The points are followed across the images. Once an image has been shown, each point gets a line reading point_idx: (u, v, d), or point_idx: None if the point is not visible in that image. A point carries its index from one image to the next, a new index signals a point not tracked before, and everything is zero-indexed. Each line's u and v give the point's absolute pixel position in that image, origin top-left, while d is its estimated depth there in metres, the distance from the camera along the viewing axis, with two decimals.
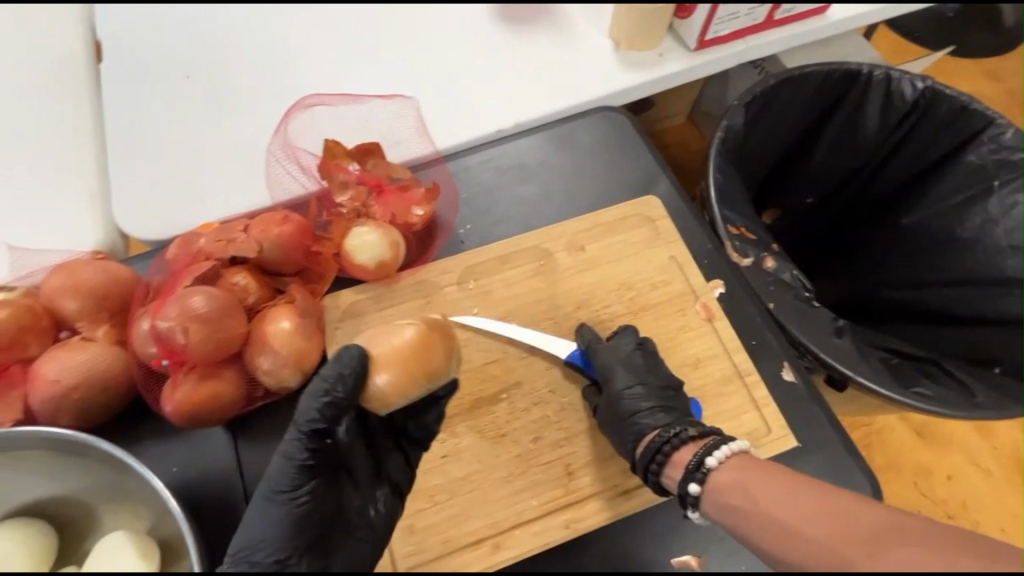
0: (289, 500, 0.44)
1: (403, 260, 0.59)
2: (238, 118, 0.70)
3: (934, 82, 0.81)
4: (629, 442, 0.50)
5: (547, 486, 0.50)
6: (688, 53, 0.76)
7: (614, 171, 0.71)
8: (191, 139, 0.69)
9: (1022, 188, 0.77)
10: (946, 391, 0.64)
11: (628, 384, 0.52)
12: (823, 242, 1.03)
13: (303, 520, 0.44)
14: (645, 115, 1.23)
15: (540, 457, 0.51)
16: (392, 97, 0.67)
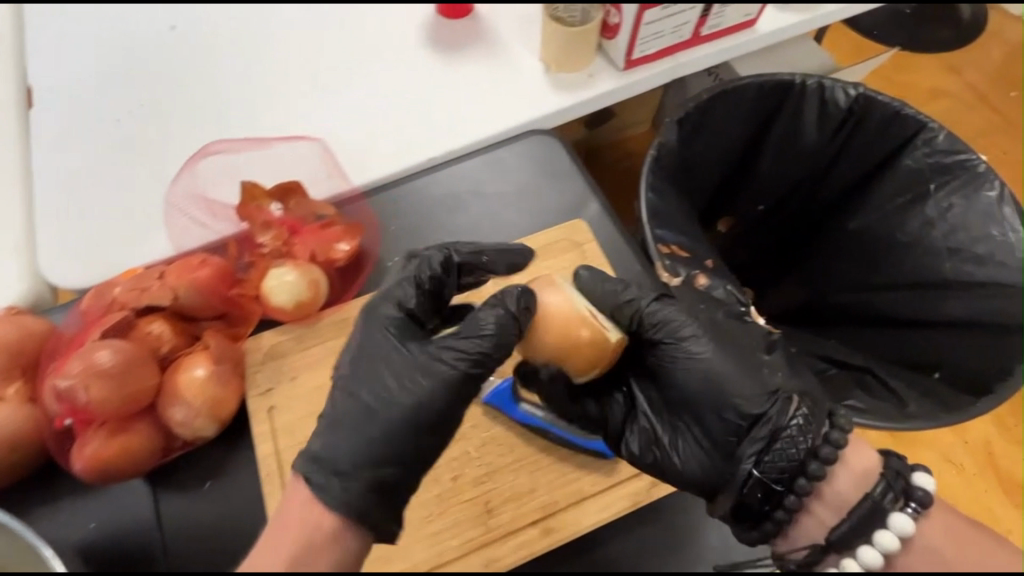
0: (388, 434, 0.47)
1: (325, 298, 0.58)
2: (169, 158, 0.69)
3: (865, 89, 0.82)
4: (723, 403, 0.56)
5: (467, 525, 0.56)
6: (618, 72, 0.76)
7: (548, 195, 0.71)
8: (122, 181, 0.69)
9: (956, 191, 0.78)
10: (879, 403, 0.69)
11: (709, 345, 0.57)
12: (772, 249, 1.01)
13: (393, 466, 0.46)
14: (600, 128, 1.23)
15: (462, 495, 0.57)
16: (299, 138, 0.69)
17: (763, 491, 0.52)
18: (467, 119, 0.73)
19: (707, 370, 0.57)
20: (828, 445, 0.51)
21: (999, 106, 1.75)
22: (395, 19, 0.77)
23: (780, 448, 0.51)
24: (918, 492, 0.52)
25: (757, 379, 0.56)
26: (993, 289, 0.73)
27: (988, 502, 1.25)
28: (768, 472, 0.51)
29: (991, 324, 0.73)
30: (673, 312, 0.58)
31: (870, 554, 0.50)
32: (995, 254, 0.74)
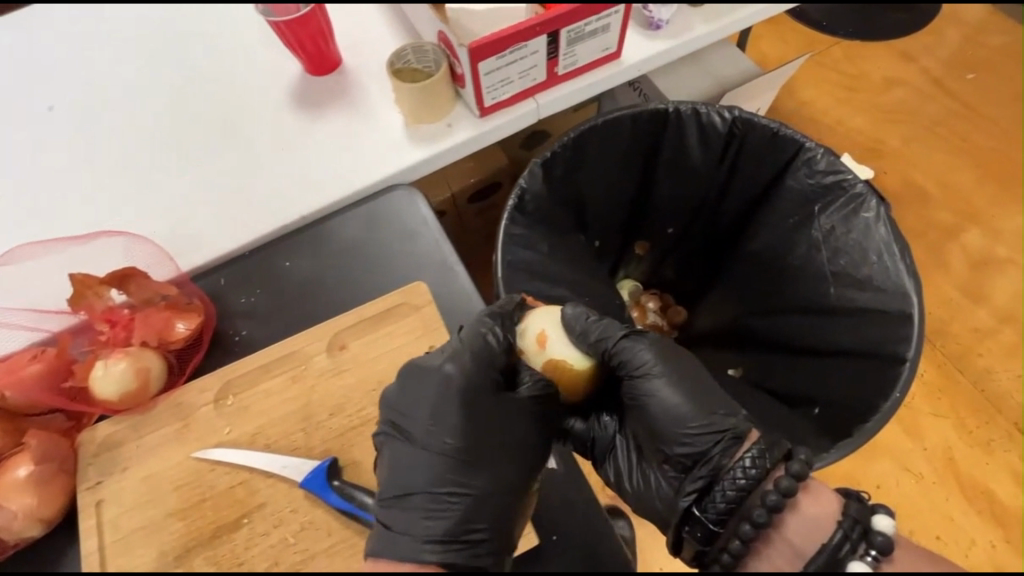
0: (466, 465, 0.53)
1: (159, 384, 0.59)
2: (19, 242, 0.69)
3: (741, 111, 0.79)
4: (675, 441, 0.58)
5: None
6: (475, 119, 0.75)
7: (407, 252, 0.70)
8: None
9: (837, 213, 0.75)
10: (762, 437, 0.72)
11: (673, 388, 0.59)
12: (687, 275, 1.00)
13: (482, 494, 0.52)
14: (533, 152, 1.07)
15: None
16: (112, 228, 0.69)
17: (703, 530, 0.55)
18: (321, 179, 0.72)
19: (670, 413, 0.58)
20: (774, 491, 0.52)
21: (951, 90, 1.46)
22: (259, 84, 0.77)
23: (726, 485, 0.53)
24: (877, 538, 0.51)
25: (719, 420, 0.57)
26: (879, 317, 0.70)
27: (947, 510, 1.12)
28: (711, 513, 0.54)
29: (873, 353, 0.70)
30: (643, 352, 0.61)
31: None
32: (875, 278, 0.72)
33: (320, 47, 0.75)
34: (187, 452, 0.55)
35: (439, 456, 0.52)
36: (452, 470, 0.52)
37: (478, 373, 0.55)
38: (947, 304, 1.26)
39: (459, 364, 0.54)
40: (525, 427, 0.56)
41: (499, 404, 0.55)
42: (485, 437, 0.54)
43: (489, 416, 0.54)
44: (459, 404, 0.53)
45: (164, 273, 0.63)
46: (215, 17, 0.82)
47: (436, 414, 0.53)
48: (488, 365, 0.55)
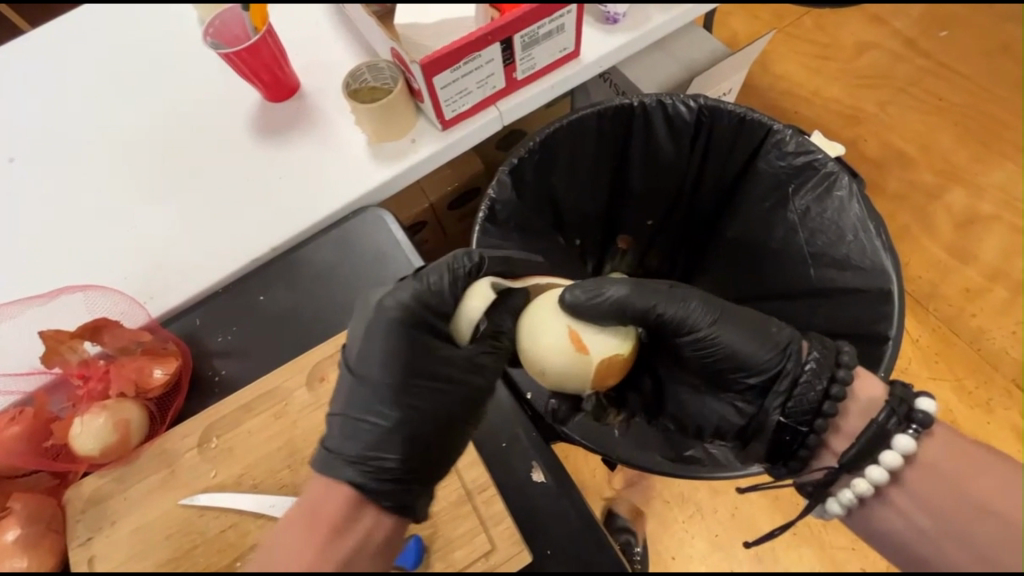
0: (390, 397, 0.52)
1: (140, 434, 0.59)
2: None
3: (706, 98, 0.78)
4: (740, 366, 0.58)
5: None
6: (438, 133, 0.74)
7: (381, 273, 0.69)
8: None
9: (811, 192, 0.75)
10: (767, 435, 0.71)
11: (721, 324, 0.59)
12: (666, 271, 0.99)
13: (404, 427, 0.52)
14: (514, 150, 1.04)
15: None
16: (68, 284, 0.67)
17: (791, 434, 0.54)
18: (288, 207, 0.71)
19: (723, 344, 0.58)
20: (837, 380, 0.52)
21: (926, 49, 1.43)
22: (218, 118, 0.76)
23: (800, 398, 0.53)
24: (917, 414, 0.52)
25: (769, 331, 0.57)
26: (860, 296, 0.70)
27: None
28: (793, 419, 0.53)
29: (857, 333, 0.70)
30: (677, 300, 0.59)
31: (877, 472, 0.52)
32: (852, 257, 0.71)
33: (275, 74, 0.73)
34: (175, 500, 0.55)
35: (365, 384, 0.52)
36: (382, 399, 0.52)
37: (418, 316, 0.54)
38: (935, 267, 1.25)
39: (399, 301, 0.53)
40: (452, 375, 0.54)
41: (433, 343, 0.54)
42: (412, 370, 0.53)
43: (415, 347, 0.53)
44: (392, 337, 0.53)
45: (136, 320, 0.63)
46: (169, 53, 0.81)
47: (375, 344, 0.53)
48: (438, 297, 0.55)
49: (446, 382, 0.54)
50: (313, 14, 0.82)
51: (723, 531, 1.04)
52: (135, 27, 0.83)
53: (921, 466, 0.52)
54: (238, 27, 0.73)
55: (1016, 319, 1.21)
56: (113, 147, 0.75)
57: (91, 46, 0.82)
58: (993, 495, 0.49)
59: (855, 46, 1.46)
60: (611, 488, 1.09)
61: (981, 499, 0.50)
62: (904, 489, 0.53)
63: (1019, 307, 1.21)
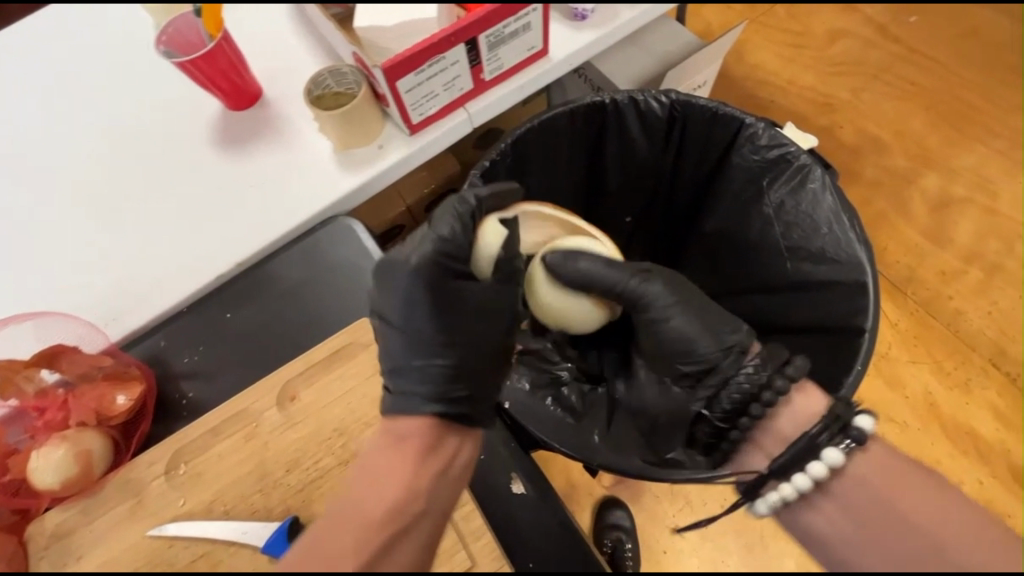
0: (438, 336, 0.53)
1: (105, 464, 0.57)
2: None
3: (678, 93, 0.76)
4: (685, 358, 0.57)
5: None
6: (406, 137, 0.72)
7: (354, 283, 0.68)
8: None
9: (785, 186, 0.74)
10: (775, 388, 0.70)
11: (675, 310, 0.58)
12: (646, 266, 0.99)
13: (461, 360, 0.53)
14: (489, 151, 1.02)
15: None
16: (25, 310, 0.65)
17: (713, 427, 0.56)
18: (252, 218, 0.68)
19: (677, 330, 0.57)
20: (779, 377, 0.53)
21: (897, 35, 1.44)
22: (177, 129, 0.73)
23: (729, 396, 0.54)
24: (852, 430, 0.52)
25: (724, 332, 0.56)
26: (836, 289, 0.70)
27: (934, 454, 1.14)
28: (717, 411, 0.55)
29: (835, 325, 0.70)
30: (644, 284, 0.58)
31: (801, 479, 0.52)
32: (827, 250, 0.71)
33: (234, 81, 0.71)
34: (144, 530, 0.53)
35: (411, 335, 0.53)
36: (429, 343, 0.53)
37: (440, 264, 0.54)
38: (912, 251, 1.27)
39: (422, 254, 0.53)
40: (485, 304, 0.55)
41: (462, 282, 0.55)
42: (451, 311, 0.54)
43: (447, 289, 0.54)
44: (423, 289, 0.53)
45: (95, 344, 0.60)
46: (123, 62, 0.78)
47: (408, 298, 0.53)
48: (448, 246, 0.54)
49: (485, 314, 0.56)
50: (273, 17, 0.79)
51: (714, 522, 1.04)
52: (85, 37, 0.79)
53: (845, 482, 0.52)
54: (194, 35, 0.71)
55: (992, 299, 1.22)
56: (67, 163, 0.72)
57: (41, 59, 0.78)
58: (917, 511, 0.48)
59: (827, 33, 1.47)
60: (601, 486, 1.09)
61: (901, 510, 0.48)
62: (830, 498, 0.52)
63: (993, 288, 1.23)
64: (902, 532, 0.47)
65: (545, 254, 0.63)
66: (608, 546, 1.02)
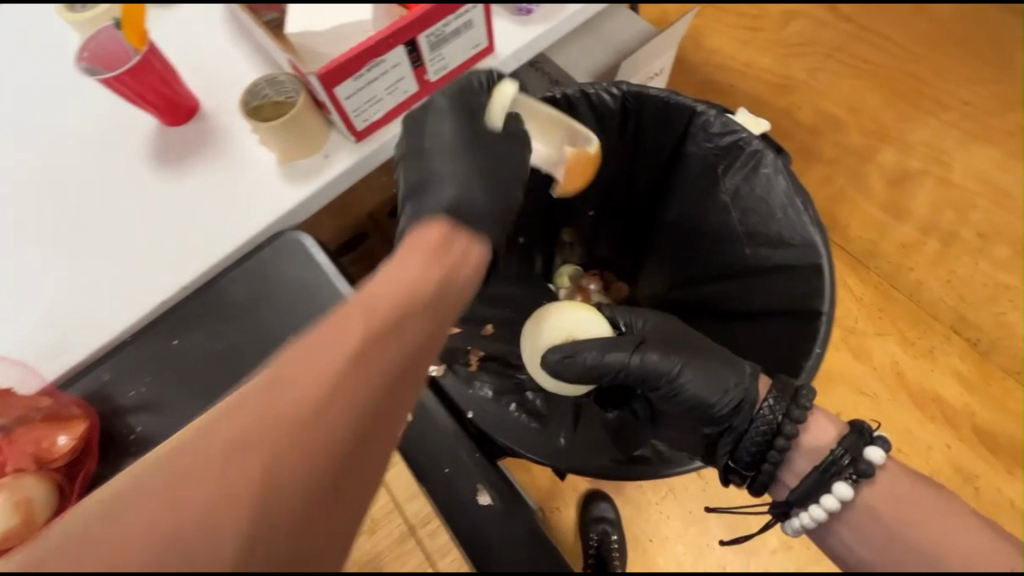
0: (450, 166, 0.50)
1: (50, 508, 0.54)
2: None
3: (629, 84, 0.76)
4: (699, 414, 0.54)
5: None
6: (352, 145, 0.70)
7: (306, 300, 0.65)
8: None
9: (739, 172, 0.74)
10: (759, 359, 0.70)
11: (683, 364, 0.55)
12: (614, 258, 0.99)
13: (476, 186, 0.48)
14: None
15: None
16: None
17: (741, 477, 0.54)
18: (196, 239, 0.65)
19: (688, 397, 0.54)
20: (791, 421, 0.50)
21: (847, 13, 1.46)
22: (110, 148, 0.70)
23: (750, 445, 0.52)
24: (862, 464, 0.52)
25: (732, 385, 0.53)
26: (794, 272, 0.70)
27: (904, 423, 1.17)
28: (743, 463, 0.53)
29: (796, 308, 0.70)
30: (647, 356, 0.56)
31: (818, 510, 0.53)
32: (784, 235, 0.71)
33: (166, 95, 0.67)
34: None
35: (427, 161, 0.51)
36: (443, 164, 0.50)
37: (461, 108, 0.54)
38: (873, 226, 1.29)
39: (447, 97, 0.54)
40: (506, 154, 0.53)
41: (482, 130, 0.53)
42: (470, 150, 0.51)
43: (469, 133, 0.53)
44: (448, 124, 0.53)
45: (31, 387, 0.57)
46: (46, 80, 0.73)
47: (435, 129, 0.53)
48: (466, 99, 0.55)
49: (502, 162, 0.52)
50: (208, 25, 0.76)
51: (696, 506, 1.03)
52: (4, 56, 0.75)
53: (861, 507, 0.53)
54: (118, 47, 0.67)
55: (951, 268, 1.25)
56: None
57: None
58: (930, 538, 0.50)
59: (781, 15, 1.48)
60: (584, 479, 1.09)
61: (917, 534, 0.50)
62: (847, 525, 0.53)
63: (952, 256, 1.26)
64: (923, 562, 0.49)
65: (545, 355, 0.60)
66: (594, 539, 1.02)
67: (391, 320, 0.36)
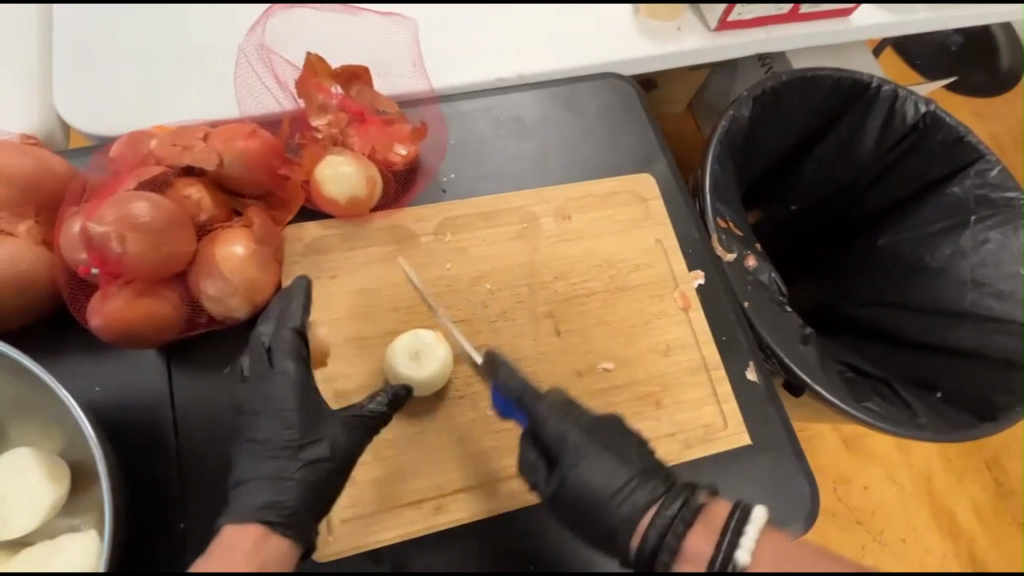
0: (761, 96, 0.75)
1: (377, 200, 0.55)
2: (172, 24, 0.59)
3: (936, 108, 0.79)
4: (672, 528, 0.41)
5: (434, 465, 0.48)
6: (706, 32, 0.68)
7: (617, 141, 0.63)
8: (116, 42, 0.58)
9: (995, 227, 0.78)
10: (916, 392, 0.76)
11: (588, 446, 0.45)
12: (781, 259, 1.00)
13: (758, 116, 0.78)
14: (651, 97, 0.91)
15: (455, 434, 0.49)
16: (393, 14, 0.60)
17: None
18: (551, 41, 0.64)
19: (568, 494, 0.44)
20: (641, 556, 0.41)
21: None
22: None
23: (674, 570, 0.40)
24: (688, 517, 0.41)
25: (562, 482, 0.45)
26: (1008, 325, 0.74)
27: (913, 519, 0.92)
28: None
29: (1007, 360, 0.73)
30: (579, 443, 0.45)
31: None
32: (1017, 293, 0.75)
33: None
34: (404, 274, 0.53)
35: (772, 82, 0.76)
36: (771, 89, 0.76)
37: (801, 77, 0.77)
38: None
39: (809, 73, 0.77)
40: (774, 122, 0.80)
41: (792, 97, 0.78)
42: (782, 106, 0.79)
43: (799, 95, 0.79)
44: (796, 79, 0.77)
45: (418, 88, 0.59)
46: None
47: (796, 77, 0.77)
48: (807, 81, 0.77)
49: (771, 126, 0.81)
50: None
51: None
52: None
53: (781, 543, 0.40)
54: None
55: None
56: None
57: None
58: None
59: None
60: None
61: None
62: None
63: None
64: None
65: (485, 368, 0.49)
66: None
67: (660, 274, 0.57)
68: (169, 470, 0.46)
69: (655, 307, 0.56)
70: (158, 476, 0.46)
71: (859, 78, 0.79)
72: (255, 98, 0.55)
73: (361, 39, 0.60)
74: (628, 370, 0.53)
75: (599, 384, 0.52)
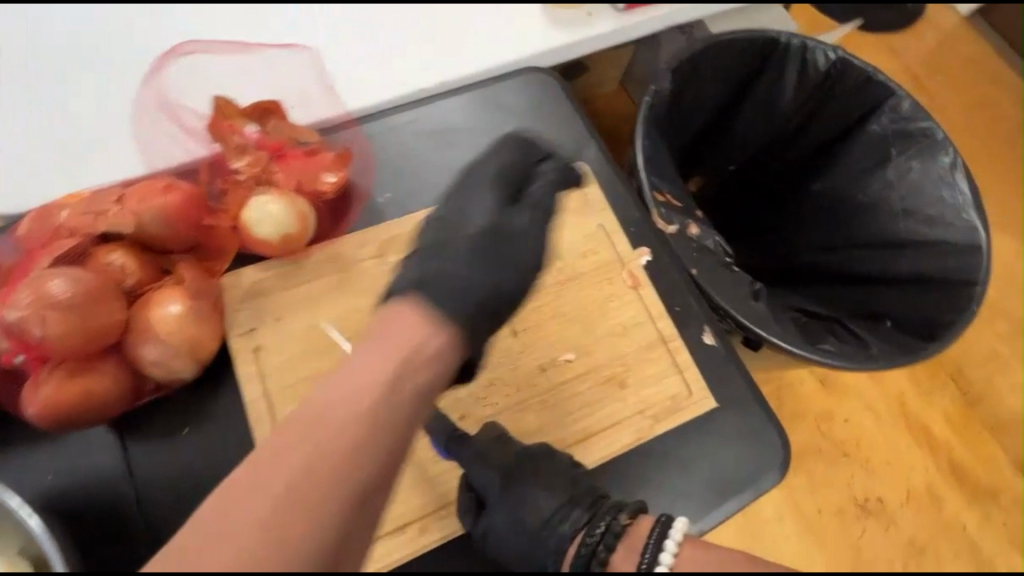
0: (677, 67, 0.77)
1: (314, 232, 0.54)
2: (69, 95, 0.57)
3: (843, 52, 0.81)
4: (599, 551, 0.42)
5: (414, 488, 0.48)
6: (617, 12, 0.69)
7: (545, 133, 0.63)
8: (14, 122, 0.56)
9: (915, 156, 0.81)
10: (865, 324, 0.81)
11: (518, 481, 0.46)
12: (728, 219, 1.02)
13: (678, 87, 0.79)
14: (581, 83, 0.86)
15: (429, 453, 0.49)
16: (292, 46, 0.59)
17: None
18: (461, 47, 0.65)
19: (498, 535, 0.45)
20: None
21: None
22: None
23: None
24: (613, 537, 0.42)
25: (489, 528, 0.45)
26: (942, 247, 0.78)
27: None
28: None
29: (943, 280, 0.76)
30: (508, 480, 0.46)
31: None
32: (945, 216, 0.78)
33: None
34: (352, 302, 0.53)
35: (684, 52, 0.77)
36: (682, 59, 0.77)
37: (711, 45, 0.78)
38: None
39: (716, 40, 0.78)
40: (697, 92, 0.82)
41: (706, 66, 0.80)
42: (696, 74, 0.80)
43: (713, 62, 0.80)
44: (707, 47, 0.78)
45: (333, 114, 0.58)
46: None
47: (705, 45, 0.78)
48: (715, 47, 0.78)
49: (693, 96, 0.83)
50: None
51: None
52: None
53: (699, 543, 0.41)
54: None
55: None
56: None
57: None
58: None
59: None
60: None
61: None
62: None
63: None
64: None
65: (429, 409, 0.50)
66: None
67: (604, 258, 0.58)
68: (138, 548, 0.44)
69: (605, 291, 0.57)
70: (128, 556, 0.44)
71: (764, 37, 0.80)
72: (162, 151, 0.54)
73: (265, 75, 0.59)
74: (590, 359, 0.54)
75: (561, 378, 0.53)
